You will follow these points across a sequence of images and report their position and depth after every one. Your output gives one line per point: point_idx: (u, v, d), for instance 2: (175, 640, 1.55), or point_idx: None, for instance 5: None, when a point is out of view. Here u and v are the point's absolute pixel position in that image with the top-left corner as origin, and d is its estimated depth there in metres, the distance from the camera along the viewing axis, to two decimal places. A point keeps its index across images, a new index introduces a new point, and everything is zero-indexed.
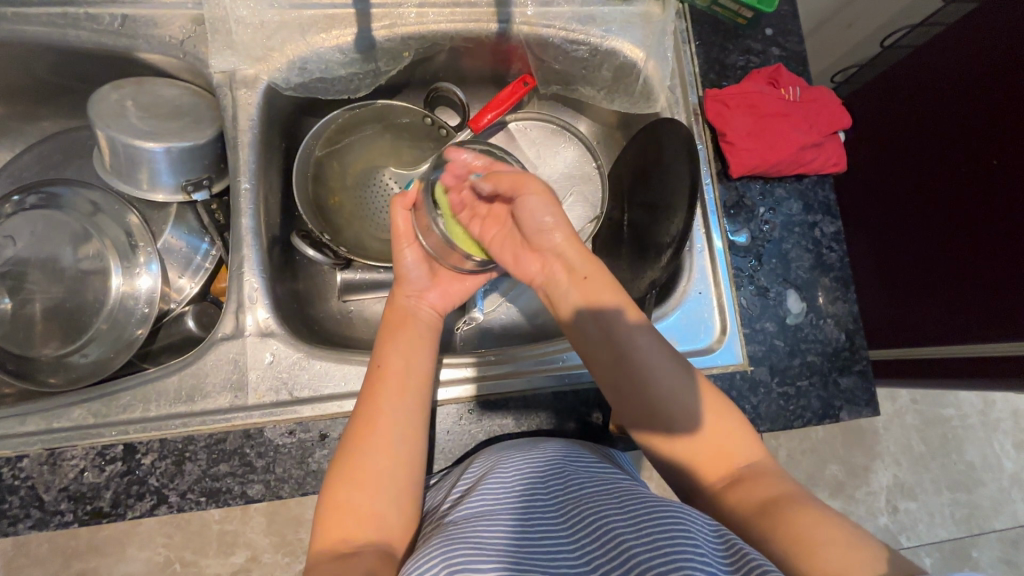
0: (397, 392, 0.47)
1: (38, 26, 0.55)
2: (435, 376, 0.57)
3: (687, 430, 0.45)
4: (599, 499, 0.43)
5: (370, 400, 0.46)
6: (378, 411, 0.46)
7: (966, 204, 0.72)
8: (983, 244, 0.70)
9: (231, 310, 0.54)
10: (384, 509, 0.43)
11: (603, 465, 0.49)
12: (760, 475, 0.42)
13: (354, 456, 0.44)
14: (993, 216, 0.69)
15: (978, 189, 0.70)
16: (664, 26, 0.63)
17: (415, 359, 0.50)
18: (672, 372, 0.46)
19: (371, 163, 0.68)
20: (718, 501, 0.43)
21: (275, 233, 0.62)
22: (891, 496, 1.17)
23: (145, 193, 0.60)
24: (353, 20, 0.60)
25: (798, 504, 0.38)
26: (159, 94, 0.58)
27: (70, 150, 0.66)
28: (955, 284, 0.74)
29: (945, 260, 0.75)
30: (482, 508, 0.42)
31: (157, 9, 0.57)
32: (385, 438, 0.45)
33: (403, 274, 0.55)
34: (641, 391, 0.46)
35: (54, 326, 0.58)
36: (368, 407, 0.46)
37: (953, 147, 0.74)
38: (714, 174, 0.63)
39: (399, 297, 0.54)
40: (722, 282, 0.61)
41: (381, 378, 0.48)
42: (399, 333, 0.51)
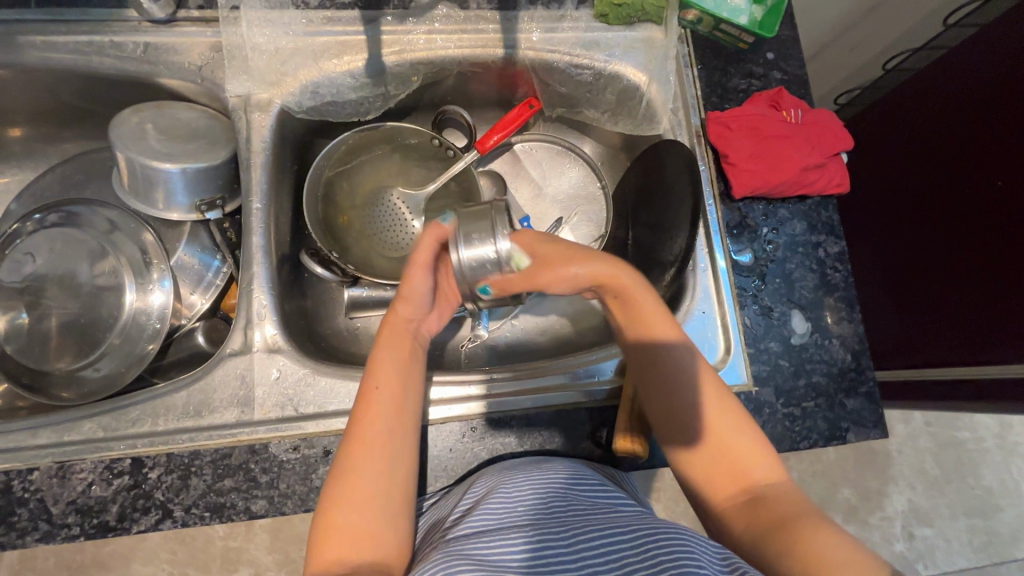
0: (394, 412, 0.47)
1: (65, 54, 0.58)
2: (439, 394, 0.58)
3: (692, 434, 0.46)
4: (597, 520, 0.42)
5: (366, 421, 0.46)
6: (379, 429, 0.46)
7: (978, 224, 0.71)
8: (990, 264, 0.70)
9: (240, 326, 0.55)
10: (381, 526, 0.43)
11: (604, 486, 0.48)
12: (773, 490, 0.42)
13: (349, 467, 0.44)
14: (1002, 234, 0.68)
15: (989, 208, 0.69)
16: (666, 50, 0.65)
17: (407, 382, 0.49)
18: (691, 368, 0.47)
19: (379, 183, 0.70)
20: (725, 521, 0.43)
21: (285, 251, 0.63)
22: (906, 521, 1.15)
23: (162, 212, 0.62)
24: (364, 47, 0.62)
25: (803, 522, 0.39)
26: (177, 116, 0.60)
27: (90, 170, 0.68)
28: (958, 307, 0.74)
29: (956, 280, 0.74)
30: (484, 530, 0.42)
31: (178, 37, 0.60)
32: (384, 453, 0.45)
33: (412, 296, 0.53)
34: (659, 386, 0.48)
35: (69, 340, 0.59)
36: (359, 428, 0.46)
37: (960, 168, 0.73)
38: (717, 195, 0.63)
39: (401, 316, 0.53)
40: (726, 302, 0.61)
41: (378, 401, 0.47)
42: (395, 356, 0.51)
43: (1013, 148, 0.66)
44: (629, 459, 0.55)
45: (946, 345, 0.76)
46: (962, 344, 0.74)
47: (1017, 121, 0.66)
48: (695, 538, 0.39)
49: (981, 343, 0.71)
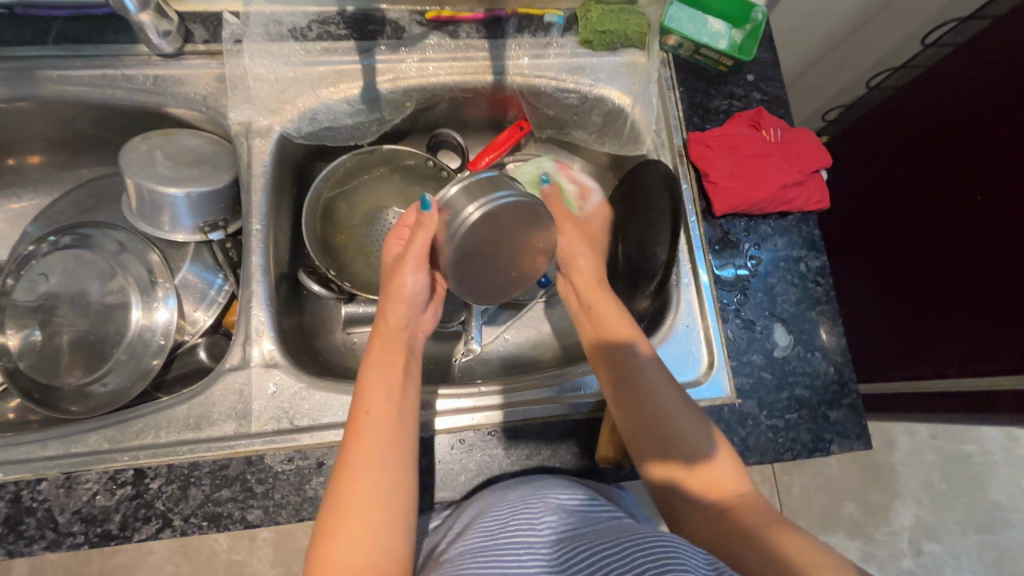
0: (387, 435, 0.48)
1: (79, 86, 0.61)
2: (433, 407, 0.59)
3: (664, 452, 0.49)
4: (587, 535, 0.44)
5: (358, 447, 0.46)
6: (374, 452, 0.46)
7: (959, 235, 0.72)
8: (972, 274, 0.71)
9: (240, 341, 0.58)
10: (384, 554, 0.42)
11: (595, 499, 0.50)
12: (745, 501, 0.46)
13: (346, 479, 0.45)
14: (984, 246, 0.69)
15: (971, 221, 0.71)
16: (648, 73, 0.68)
17: (392, 386, 0.51)
18: (665, 388, 0.52)
19: (376, 204, 0.73)
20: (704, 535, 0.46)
21: (284, 270, 0.66)
22: (914, 537, 1.26)
23: (167, 234, 0.65)
24: (360, 75, 0.65)
25: (779, 531, 0.43)
26: (183, 143, 0.63)
27: (102, 194, 0.72)
28: (943, 322, 0.75)
29: (938, 290, 0.75)
30: (478, 550, 0.43)
31: (185, 70, 0.63)
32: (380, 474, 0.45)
33: (402, 298, 0.56)
34: (640, 404, 0.51)
35: (78, 356, 0.62)
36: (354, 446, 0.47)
37: (942, 182, 0.75)
38: (698, 212, 0.65)
39: (390, 326, 0.55)
40: (708, 316, 0.63)
41: (370, 423, 0.48)
42: (387, 372, 0.52)
43: (994, 164, 0.68)
44: (612, 469, 0.57)
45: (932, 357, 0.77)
46: (950, 360, 0.74)
47: (996, 137, 0.67)
48: (684, 547, 0.41)
49: (967, 358, 0.72)
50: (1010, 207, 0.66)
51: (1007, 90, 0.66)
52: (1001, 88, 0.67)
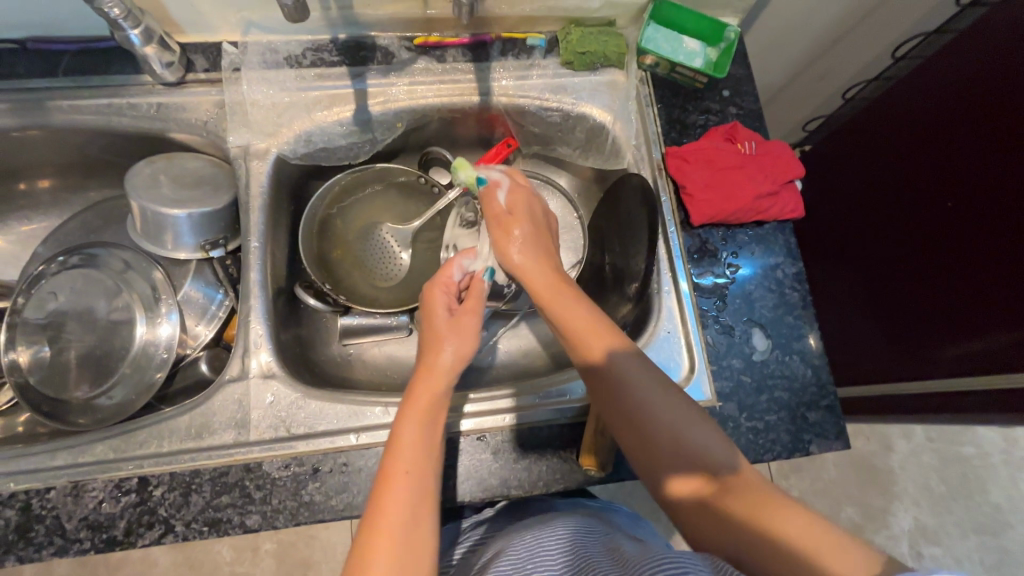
0: (416, 470, 0.45)
1: (88, 115, 0.65)
2: None
3: (670, 471, 0.49)
4: (595, 553, 0.46)
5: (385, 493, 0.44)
6: (399, 517, 0.42)
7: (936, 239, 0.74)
8: (950, 276, 0.73)
9: (239, 353, 0.61)
10: None
11: (598, 529, 0.53)
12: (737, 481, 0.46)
13: (380, 525, 0.42)
14: (960, 248, 0.71)
15: (947, 224, 0.73)
16: (628, 92, 0.72)
17: (433, 435, 0.48)
18: (663, 405, 0.50)
19: (371, 220, 0.76)
20: (709, 531, 0.46)
21: (282, 284, 0.69)
22: (914, 540, 1.28)
23: (169, 252, 0.68)
24: (352, 99, 0.69)
25: (777, 509, 0.43)
26: (185, 166, 0.67)
27: (109, 215, 0.75)
28: (933, 325, 0.76)
29: (920, 293, 0.78)
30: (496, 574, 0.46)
31: (187, 97, 0.67)
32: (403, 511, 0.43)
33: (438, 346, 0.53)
34: (644, 424, 0.49)
35: (85, 371, 0.65)
36: (387, 488, 0.44)
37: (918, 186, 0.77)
38: (678, 223, 0.68)
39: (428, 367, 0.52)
40: (689, 322, 0.65)
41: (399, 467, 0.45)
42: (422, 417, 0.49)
43: (973, 168, 0.69)
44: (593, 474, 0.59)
45: (916, 358, 0.79)
46: (939, 362, 0.75)
47: (967, 144, 0.70)
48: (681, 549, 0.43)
49: (955, 359, 0.73)
50: (983, 210, 0.68)
51: (981, 96, 0.68)
52: (976, 94, 0.69)
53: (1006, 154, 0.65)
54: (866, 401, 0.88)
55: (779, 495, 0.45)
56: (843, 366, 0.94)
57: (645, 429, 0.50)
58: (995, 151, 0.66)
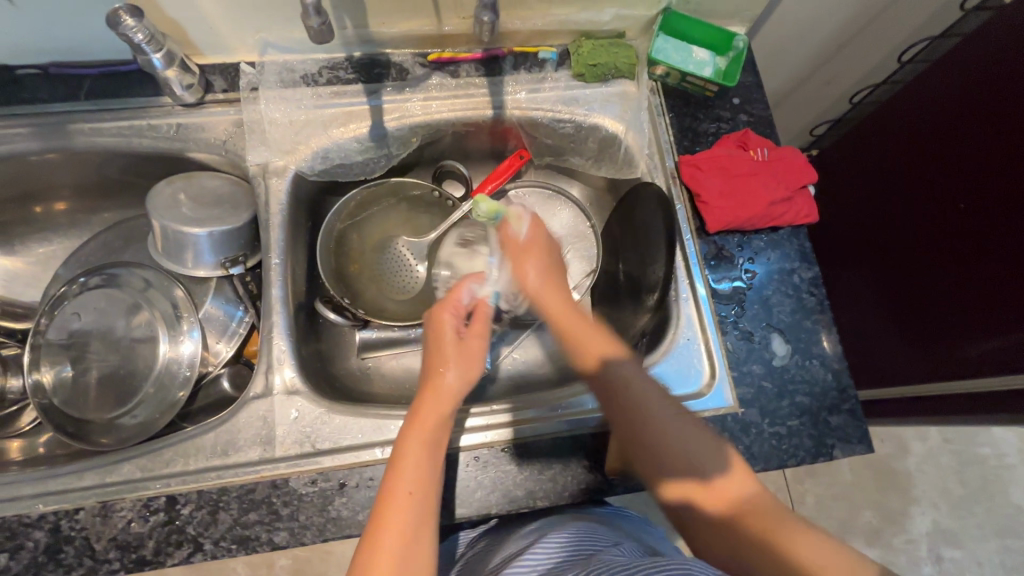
0: (420, 474, 0.49)
1: (109, 137, 0.66)
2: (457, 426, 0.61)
3: (667, 478, 0.53)
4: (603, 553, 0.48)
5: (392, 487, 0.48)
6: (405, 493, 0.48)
7: (951, 239, 0.75)
8: (967, 276, 0.74)
9: (262, 370, 0.61)
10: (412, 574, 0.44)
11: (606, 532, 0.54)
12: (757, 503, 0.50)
13: (380, 546, 0.45)
14: (976, 248, 0.72)
15: (961, 224, 0.74)
16: (640, 102, 0.72)
17: (434, 458, 0.51)
18: (670, 414, 0.55)
19: (386, 234, 0.77)
20: (702, 531, 0.52)
21: (301, 300, 0.69)
22: (933, 543, 1.27)
23: (189, 269, 0.69)
24: (368, 115, 0.69)
25: (793, 533, 0.48)
26: (204, 185, 0.68)
27: (128, 235, 0.76)
28: (951, 325, 0.76)
29: (938, 293, 0.78)
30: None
31: (205, 117, 0.68)
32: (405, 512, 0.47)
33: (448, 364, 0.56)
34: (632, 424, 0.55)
35: (108, 390, 0.66)
36: (389, 510, 0.47)
37: (930, 188, 0.78)
38: (693, 230, 0.68)
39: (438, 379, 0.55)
40: (708, 329, 0.65)
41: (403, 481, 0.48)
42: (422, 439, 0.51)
43: (990, 167, 0.70)
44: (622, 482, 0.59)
45: (937, 359, 0.79)
46: (958, 363, 0.76)
47: (977, 145, 0.71)
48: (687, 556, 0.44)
49: (971, 361, 0.73)
50: (995, 210, 0.69)
51: (993, 96, 0.69)
52: (987, 93, 0.70)
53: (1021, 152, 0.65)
54: (885, 403, 0.88)
55: (793, 522, 0.49)
56: (860, 368, 0.94)
57: (660, 434, 0.54)
58: (1005, 151, 0.67)
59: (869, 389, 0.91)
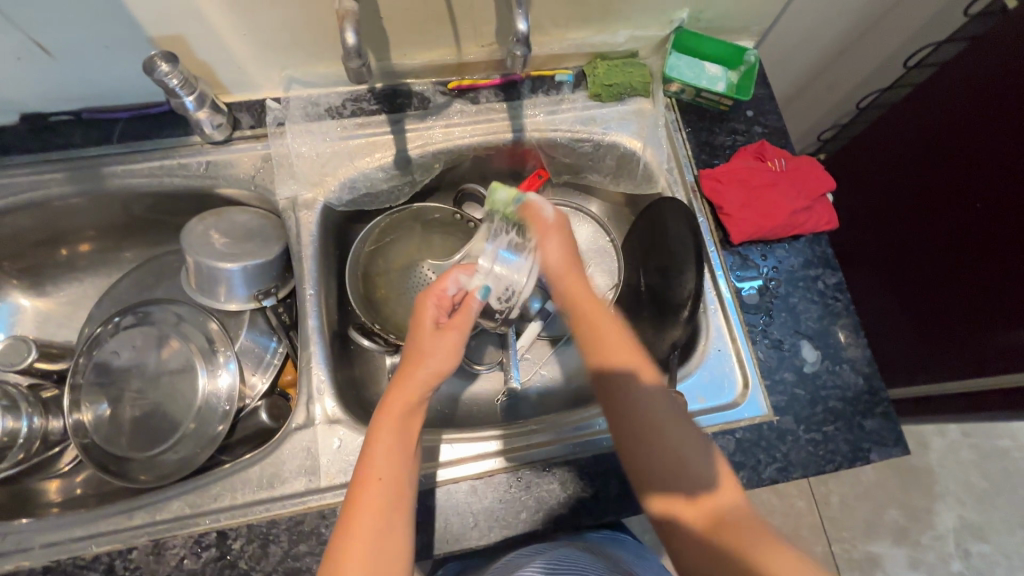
0: (392, 484, 0.49)
1: (142, 177, 0.67)
2: (467, 451, 0.62)
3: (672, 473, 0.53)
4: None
5: (359, 500, 0.48)
6: (371, 500, 0.48)
7: (976, 239, 0.77)
8: (993, 275, 0.76)
9: (303, 401, 0.62)
10: None
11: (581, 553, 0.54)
12: (733, 518, 0.50)
13: (353, 525, 0.47)
14: (1001, 248, 0.74)
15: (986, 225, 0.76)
16: (656, 119, 0.74)
17: (407, 450, 0.51)
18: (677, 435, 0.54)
19: (409, 259, 0.76)
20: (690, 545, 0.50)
21: (334, 328, 0.70)
22: (960, 538, 1.27)
23: (223, 303, 0.70)
24: (392, 144, 0.71)
25: (768, 546, 0.47)
26: (235, 220, 0.68)
27: (160, 272, 0.77)
28: (975, 318, 0.79)
29: (965, 292, 0.80)
30: None
31: (234, 154, 0.69)
32: (370, 529, 0.47)
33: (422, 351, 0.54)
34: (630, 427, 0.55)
35: (149, 426, 0.67)
36: (362, 491, 0.49)
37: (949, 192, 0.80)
38: (717, 242, 0.70)
39: (409, 370, 0.53)
40: (738, 339, 0.66)
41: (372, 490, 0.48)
42: (394, 432, 0.51)
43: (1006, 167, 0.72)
44: None
45: (968, 357, 0.81)
46: (984, 355, 0.78)
47: (993, 147, 0.73)
48: None
49: (1001, 359, 0.75)
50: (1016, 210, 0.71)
51: (1006, 99, 0.71)
52: (999, 99, 0.71)
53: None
54: (919, 401, 0.89)
55: (765, 532, 0.49)
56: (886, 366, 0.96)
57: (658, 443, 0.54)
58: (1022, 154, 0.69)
59: (901, 388, 0.93)
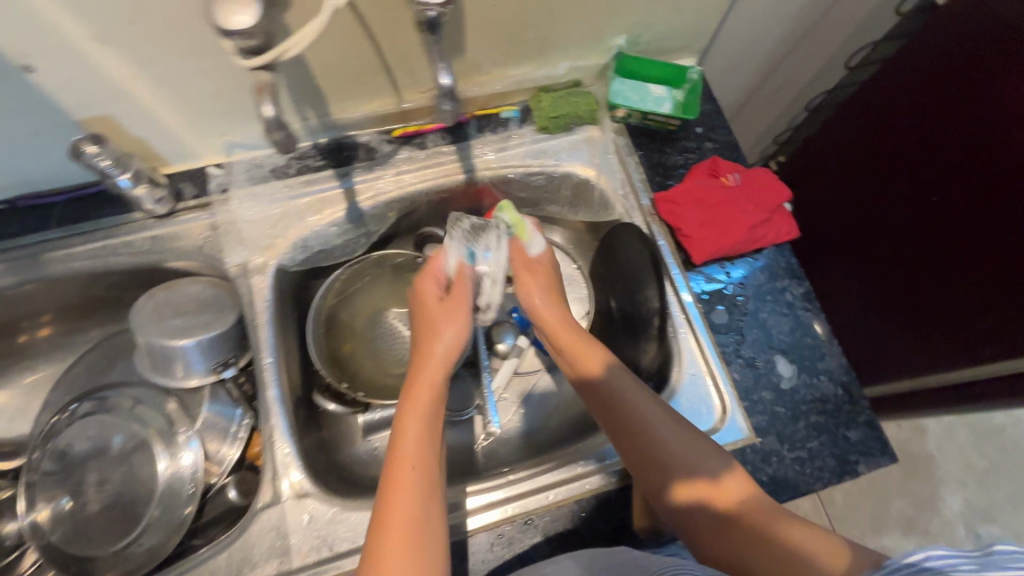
0: (425, 464, 0.45)
1: (84, 261, 0.65)
2: (477, 501, 0.59)
3: (683, 475, 0.51)
4: None
5: (394, 491, 0.43)
6: (409, 482, 0.44)
7: (942, 227, 0.77)
8: (964, 260, 0.75)
9: (268, 477, 0.59)
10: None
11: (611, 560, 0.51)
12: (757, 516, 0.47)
13: (391, 516, 0.42)
14: (972, 232, 0.73)
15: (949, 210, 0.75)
16: (606, 145, 0.74)
17: (436, 423, 0.49)
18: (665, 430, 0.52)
19: (375, 309, 0.77)
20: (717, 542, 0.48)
21: (299, 393, 0.68)
22: (968, 522, 1.25)
23: (179, 380, 0.67)
24: (342, 199, 0.69)
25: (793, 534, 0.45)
26: (184, 292, 0.66)
27: (114, 353, 0.74)
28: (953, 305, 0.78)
29: (940, 281, 0.79)
30: None
31: (179, 226, 0.67)
32: (412, 517, 0.42)
33: (439, 314, 0.56)
34: (638, 451, 0.53)
35: (111, 520, 0.63)
36: (398, 483, 0.43)
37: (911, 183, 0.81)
38: (679, 264, 0.69)
39: (436, 330, 0.55)
40: (713, 361, 0.65)
41: (409, 465, 0.45)
42: (425, 406, 0.49)
43: (976, 134, 0.71)
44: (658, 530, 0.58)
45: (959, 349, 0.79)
46: (977, 334, 0.76)
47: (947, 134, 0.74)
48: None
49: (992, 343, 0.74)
50: (982, 191, 0.71)
51: (967, 72, 0.71)
52: (948, 87, 0.74)
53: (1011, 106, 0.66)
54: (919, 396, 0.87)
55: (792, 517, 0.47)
56: (874, 365, 0.94)
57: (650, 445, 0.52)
58: (981, 134, 0.70)
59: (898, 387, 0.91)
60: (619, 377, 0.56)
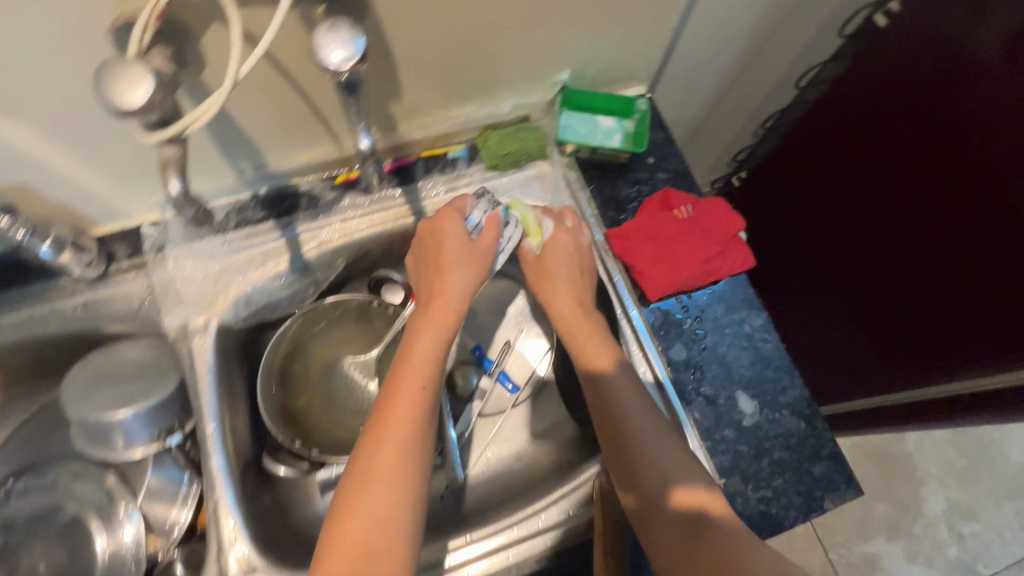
0: (417, 402, 0.48)
1: (10, 332, 0.62)
2: (458, 558, 0.59)
3: (672, 478, 0.51)
4: None
5: (384, 418, 0.47)
6: (400, 413, 0.47)
7: (922, 233, 0.78)
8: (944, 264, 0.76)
9: (214, 553, 0.57)
10: (397, 506, 0.44)
11: None
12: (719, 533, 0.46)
13: (383, 442, 0.46)
14: (949, 237, 0.74)
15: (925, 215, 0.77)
16: (557, 180, 0.73)
17: (439, 352, 0.52)
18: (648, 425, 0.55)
19: (330, 357, 0.72)
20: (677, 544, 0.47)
21: (248, 456, 0.65)
22: (951, 520, 1.26)
23: (119, 453, 0.63)
24: (285, 250, 0.67)
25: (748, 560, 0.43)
26: (122, 359, 0.63)
27: (48, 425, 0.69)
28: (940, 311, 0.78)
29: (924, 290, 0.79)
30: None
31: (114, 289, 0.64)
32: (394, 447, 0.46)
33: (454, 261, 0.56)
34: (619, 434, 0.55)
35: None
36: (393, 406, 0.48)
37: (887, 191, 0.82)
38: (635, 301, 0.67)
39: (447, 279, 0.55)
40: (674, 403, 0.63)
41: (405, 395, 0.48)
42: (434, 332, 0.52)
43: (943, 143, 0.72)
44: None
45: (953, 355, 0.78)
46: (967, 339, 0.76)
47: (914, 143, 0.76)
48: None
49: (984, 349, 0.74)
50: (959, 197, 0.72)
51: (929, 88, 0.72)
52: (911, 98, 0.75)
53: (975, 105, 0.67)
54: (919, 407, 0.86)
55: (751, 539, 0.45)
56: (874, 374, 0.93)
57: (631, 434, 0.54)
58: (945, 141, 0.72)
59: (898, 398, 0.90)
60: (618, 377, 0.59)
